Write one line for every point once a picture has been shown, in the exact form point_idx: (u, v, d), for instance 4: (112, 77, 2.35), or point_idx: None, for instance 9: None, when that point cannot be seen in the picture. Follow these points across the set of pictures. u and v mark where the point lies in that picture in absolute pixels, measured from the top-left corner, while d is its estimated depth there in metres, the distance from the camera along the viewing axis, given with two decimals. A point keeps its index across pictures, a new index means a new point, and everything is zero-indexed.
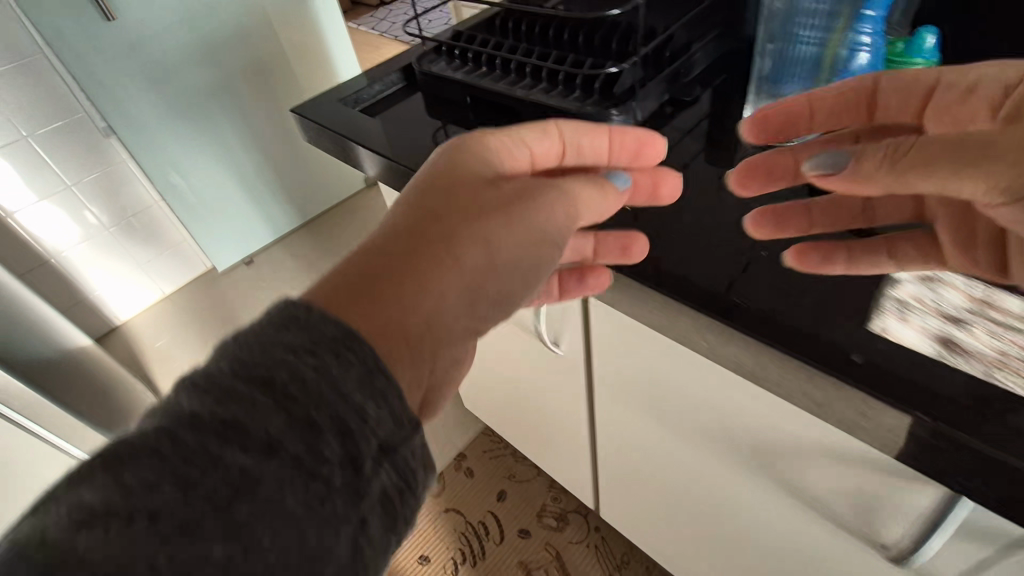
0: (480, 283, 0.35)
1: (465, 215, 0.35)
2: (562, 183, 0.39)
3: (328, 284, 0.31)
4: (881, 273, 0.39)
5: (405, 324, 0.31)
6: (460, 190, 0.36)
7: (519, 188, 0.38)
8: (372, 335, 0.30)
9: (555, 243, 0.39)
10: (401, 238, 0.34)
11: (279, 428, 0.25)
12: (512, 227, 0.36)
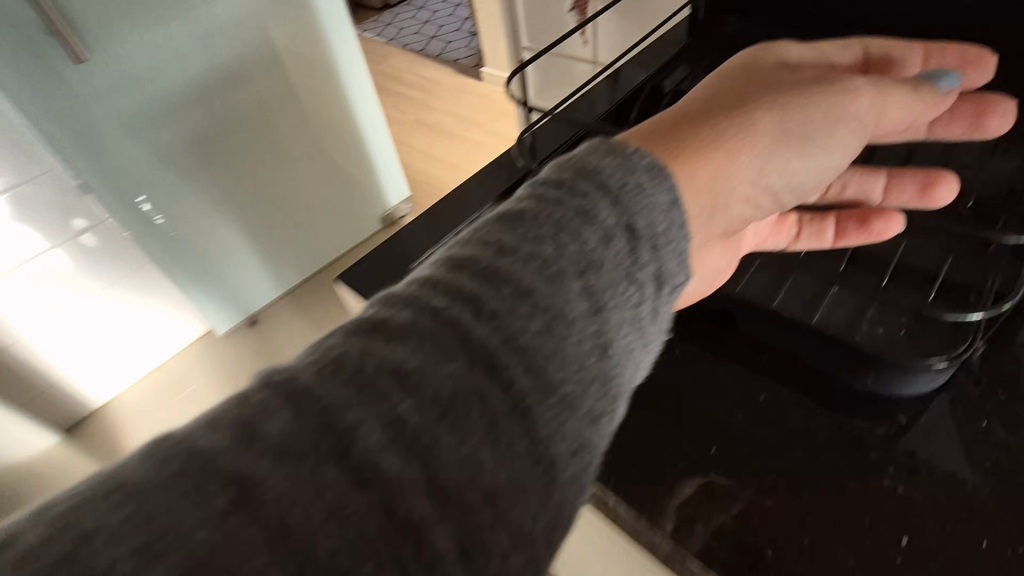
0: (789, 133, 0.43)
1: (779, 106, 0.44)
2: (883, 83, 0.45)
3: (671, 114, 0.46)
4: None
5: (736, 180, 0.43)
6: (751, 77, 0.47)
7: (829, 89, 0.44)
8: (713, 136, 0.43)
9: (851, 112, 0.44)
10: (765, 125, 0.43)
11: (607, 226, 0.35)
12: (803, 106, 0.44)
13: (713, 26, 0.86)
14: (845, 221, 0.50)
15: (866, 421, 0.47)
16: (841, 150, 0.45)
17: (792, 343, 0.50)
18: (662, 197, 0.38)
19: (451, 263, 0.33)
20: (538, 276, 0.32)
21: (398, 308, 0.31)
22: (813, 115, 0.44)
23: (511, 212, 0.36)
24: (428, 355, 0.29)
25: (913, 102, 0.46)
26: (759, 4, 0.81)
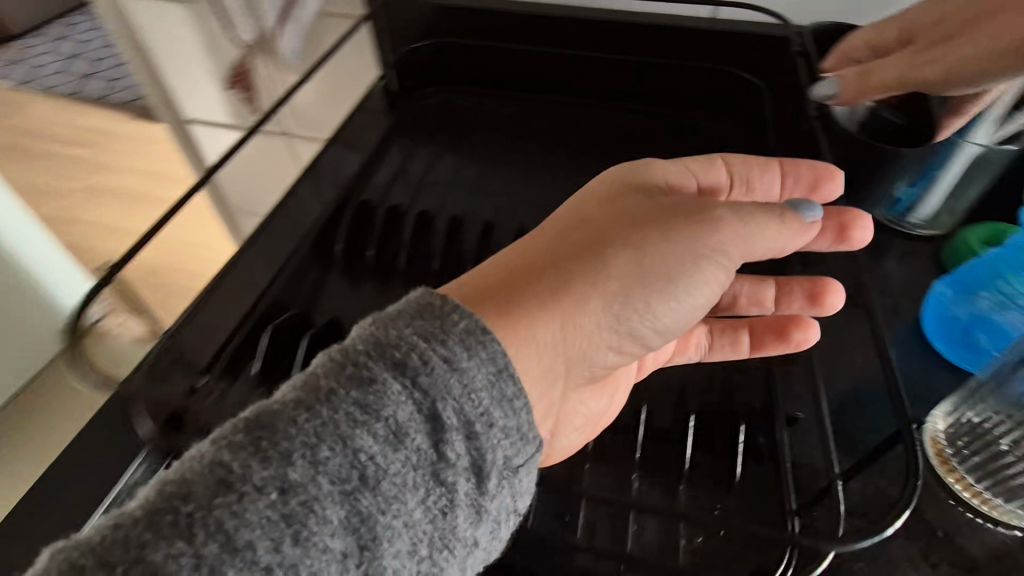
0: (623, 288, 0.37)
1: (619, 252, 0.37)
2: (727, 216, 0.38)
3: (511, 254, 0.38)
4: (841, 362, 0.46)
5: (580, 337, 0.37)
6: (622, 209, 0.39)
7: (671, 230, 0.37)
8: (553, 286, 0.36)
9: (711, 253, 0.38)
10: (610, 274, 0.36)
11: (402, 417, 0.29)
12: (656, 253, 0.37)
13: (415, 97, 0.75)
14: (759, 328, 0.46)
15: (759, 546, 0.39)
16: (702, 285, 0.39)
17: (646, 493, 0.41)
18: (476, 383, 0.31)
19: (204, 454, 0.27)
20: (281, 507, 0.25)
21: (132, 525, 0.24)
22: (654, 262, 0.37)
23: (285, 402, 0.28)
24: (218, 478, 0.26)
25: (772, 237, 0.38)
26: (466, 62, 0.73)
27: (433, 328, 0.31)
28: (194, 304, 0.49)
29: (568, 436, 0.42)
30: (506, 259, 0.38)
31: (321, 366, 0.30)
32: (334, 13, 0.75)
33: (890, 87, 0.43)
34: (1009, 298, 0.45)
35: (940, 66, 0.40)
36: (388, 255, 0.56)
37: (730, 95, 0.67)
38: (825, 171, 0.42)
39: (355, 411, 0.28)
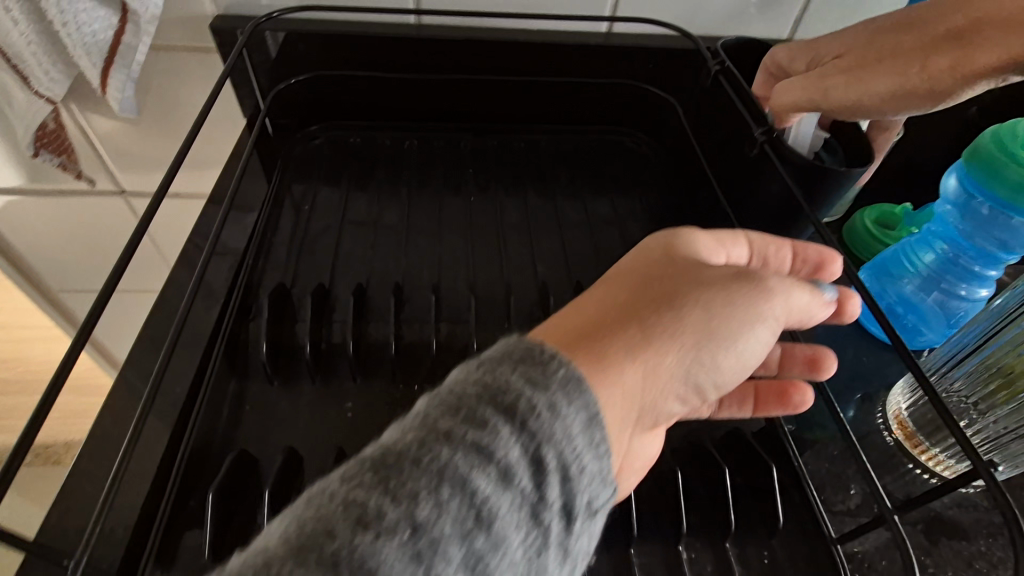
0: (687, 343, 0.33)
1: (692, 297, 0.33)
2: (777, 284, 0.35)
3: (599, 297, 0.34)
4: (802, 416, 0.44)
5: (655, 390, 0.32)
6: (681, 270, 0.35)
7: (729, 292, 0.34)
8: (640, 329, 0.32)
9: (766, 318, 0.34)
10: (683, 319, 0.33)
11: (514, 458, 0.25)
12: (724, 306, 0.33)
13: (297, 144, 0.64)
14: (762, 391, 0.41)
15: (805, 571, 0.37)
16: (755, 351, 0.35)
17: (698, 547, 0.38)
18: (576, 432, 0.27)
19: (335, 494, 0.24)
20: (411, 547, 0.22)
21: (277, 555, 0.22)
22: (718, 316, 0.33)
23: (406, 442, 0.25)
24: (353, 527, 0.22)
25: (805, 295, 0.36)
26: (356, 95, 0.64)
27: (535, 374, 0.27)
28: (157, 373, 0.38)
29: (628, 480, 0.35)
30: (584, 305, 0.34)
31: (438, 403, 0.27)
32: (174, 48, 0.60)
33: (803, 108, 0.44)
34: (931, 281, 0.50)
35: (857, 92, 0.40)
36: (322, 344, 0.47)
37: (634, 109, 0.67)
38: (829, 255, 0.41)
39: (468, 450, 0.25)
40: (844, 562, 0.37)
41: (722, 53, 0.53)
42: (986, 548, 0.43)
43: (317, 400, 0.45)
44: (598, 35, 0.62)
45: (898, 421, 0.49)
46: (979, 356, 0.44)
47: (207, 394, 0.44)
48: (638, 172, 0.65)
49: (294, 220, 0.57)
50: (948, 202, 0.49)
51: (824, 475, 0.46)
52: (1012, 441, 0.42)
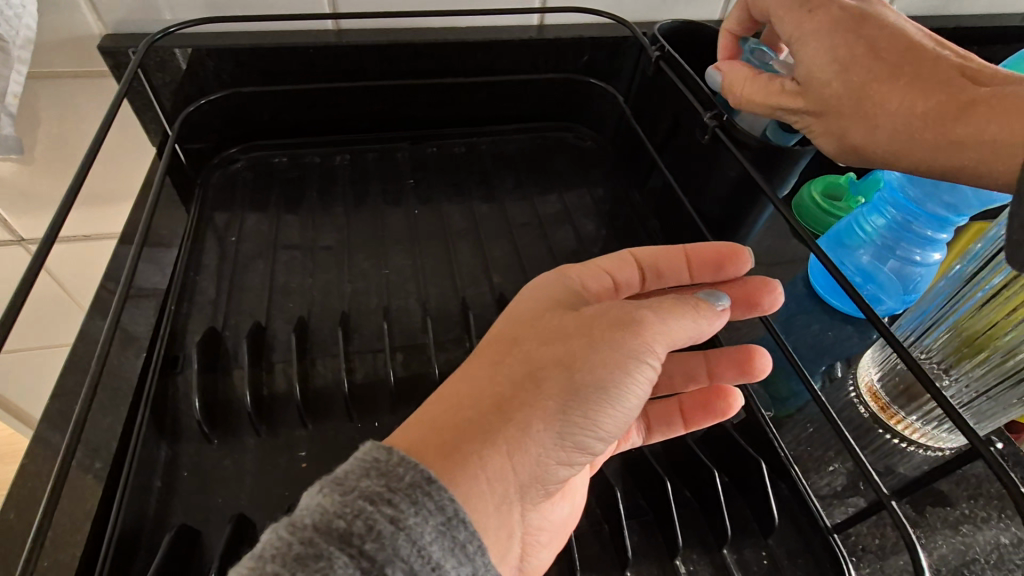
0: (559, 406, 0.30)
1: (552, 360, 0.30)
2: (655, 320, 0.32)
3: (458, 377, 0.31)
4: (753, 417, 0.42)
5: (528, 465, 0.29)
6: (546, 328, 0.32)
7: (598, 345, 0.31)
8: (500, 406, 0.29)
9: (648, 360, 0.32)
10: (546, 388, 0.30)
11: None
12: (587, 361, 0.30)
13: (215, 169, 0.59)
14: (687, 406, 0.40)
15: (795, 566, 0.36)
16: (642, 395, 0.32)
17: (690, 556, 0.36)
18: (428, 543, 0.24)
19: None
20: None
21: None
22: (585, 374, 0.30)
23: None
24: None
25: (693, 322, 0.33)
26: (276, 112, 0.59)
27: (377, 488, 0.24)
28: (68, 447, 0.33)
29: (539, 553, 0.33)
30: (444, 389, 0.31)
31: (274, 538, 0.23)
32: (58, 79, 0.53)
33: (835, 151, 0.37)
34: (885, 249, 0.51)
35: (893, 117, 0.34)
36: (263, 392, 0.42)
37: (574, 102, 0.65)
38: (727, 249, 0.39)
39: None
40: (844, 552, 0.36)
41: (661, 39, 0.51)
42: (966, 510, 0.43)
43: (263, 455, 0.40)
44: (530, 28, 0.59)
45: (872, 393, 0.49)
46: (948, 318, 0.45)
47: (133, 467, 0.38)
48: (584, 167, 0.63)
49: (221, 254, 0.52)
50: (896, 169, 0.49)
51: (806, 455, 0.45)
52: (988, 400, 0.43)
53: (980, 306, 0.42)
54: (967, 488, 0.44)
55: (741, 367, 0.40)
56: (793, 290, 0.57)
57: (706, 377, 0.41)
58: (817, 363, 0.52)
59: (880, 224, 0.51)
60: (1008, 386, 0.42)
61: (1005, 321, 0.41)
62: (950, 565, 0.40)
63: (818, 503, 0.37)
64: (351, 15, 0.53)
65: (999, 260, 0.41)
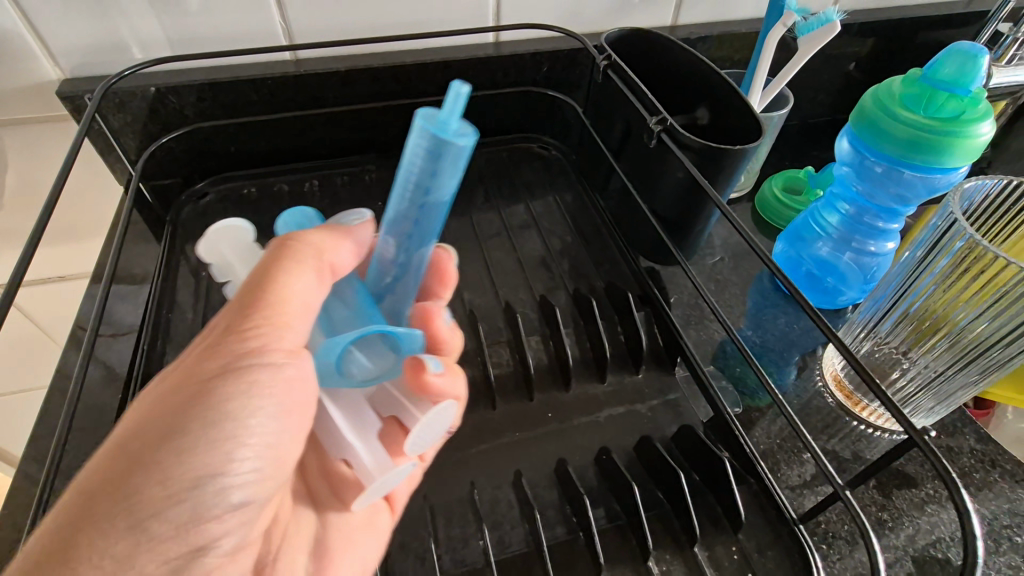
0: (200, 423, 0.29)
1: (169, 417, 0.29)
2: (269, 292, 0.31)
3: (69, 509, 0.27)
4: (714, 406, 0.45)
5: (151, 490, 0.28)
6: (174, 369, 0.31)
7: (202, 349, 0.31)
8: (115, 448, 0.29)
9: (257, 358, 0.31)
10: (165, 445, 0.28)
11: None
12: (208, 386, 0.30)
13: (184, 205, 0.59)
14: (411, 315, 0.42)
15: (761, 559, 0.38)
16: (272, 400, 0.31)
17: (658, 555, 0.37)
18: None
19: None
20: None
21: None
22: (184, 385, 0.30)
23: None
24: None
25: (311, 274, 0.33)
26: (242, 143, 0.60)
27: None
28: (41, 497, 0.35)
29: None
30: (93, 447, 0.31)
31: None
32: (21, 125, 0.53)
33: None
34: (839, 242, 0.53)
35: None
36: None
37: (537, 112, 0.66)
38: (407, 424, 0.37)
39: None
40: (808, 541, 0.37)
41: (608, 48, 0.53)
42: (930, 489, 0.44)
43: None
44: (487, 45, 0.60)
45: (837, 381, 0.51)
46: (900, 304, 0.47)
47: None
48: (550, 176, 0.65)
49: (194, 289, 0.53)
50: (844, 164, 0.51)
51: (778, 447, 0.46)
52: (939, 389, 0.46)
53: (930, 293, 0.44)
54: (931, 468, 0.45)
55: (417, 381, 0.36)
56: (759, 283, 0.59)
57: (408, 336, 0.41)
58: (788, 355, 0.54)
59: (834, 219, 0.53)
60: (962, 373, 0.43)
61: (959, 306, 0.42)
62: (917, 545, 0.42)
63: (781, 498, 0.39)
64: (307, 47, 0.53)
65: (946, 245, 0.41)
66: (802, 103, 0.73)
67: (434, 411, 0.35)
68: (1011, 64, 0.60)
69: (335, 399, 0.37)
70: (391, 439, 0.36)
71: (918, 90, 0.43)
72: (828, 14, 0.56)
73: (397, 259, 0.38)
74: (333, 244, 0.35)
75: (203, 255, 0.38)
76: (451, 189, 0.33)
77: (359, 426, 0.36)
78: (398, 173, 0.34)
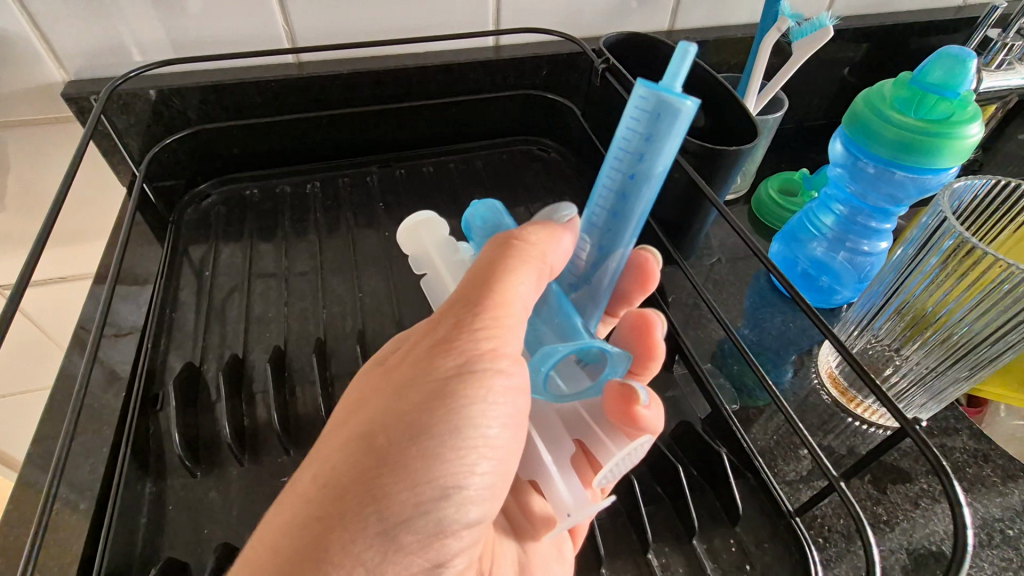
0: (432, 429, 0.29)
1: (398, 420, 0.29)
2: (494, 292, 0.30)
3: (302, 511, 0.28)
4: (711, 402, 0.45)
5: (398, 493, 0.28)
6: (393, 371, 0.31)
7: (429, 348, 0.30)
8: (360, 442, 0.29)
9: (490, 362, 0.30)
10: (399, 450, 0.28)
11: None
12: (441, 389, 0.29)
13: (187, 206, 0.60)
14: (623, 332, 0.42)
15: (759, 552, 0.38)
16: (502, 408, 0.30)
17: (658, 549, 0.38)
18: None
19: None
20: None
21: None
22: (420, 385, 0.29)
23: None
24: None
25: (532, 277, 0.32)
26: (245, 145, 0.60)
27: None
28: (47, 492, 0.35)
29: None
30: (327, 430, 0.32)
31: None
32: (25, 126, 0.54)
33: None
34: (834, 242, 0.54)
35: None
36: (243, 423, 0.44)
37: (537, 115, 0.67)
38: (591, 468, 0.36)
39: None
40: (805, 533, 0.38)
41: (606, 52, 0.54)
42: (925, 484, 0.45)
43: (248, 484, 0.42)
44: (487, 49, 0.61)
45: (832, 378, 0.51)
46: (892, 301, 0.48)
47: (117, 505, 0.40)
48: (551, 179, 0.66)
49: (198, 290, 0.54)
50: (838, 165, 0.52)
51: (775, 444, 0.47)
52: (933, 384, 0.47)
53: (923, 290, 0.45)
54: (923, 464, 0.46)
55: (627, 412, 0.33)
56: (755, 284, 0.60)
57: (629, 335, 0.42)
58: (784, 354, 0.54)
59: (829, 220, 0.54)
60: (954, 367, 0.44)
61: (950, 303, 0.43)
62: (911, 539, 0.42)
63: (777, 492, 0.39)
64: (310, 50, 0.54)
65: (935, 244, 0.42)
66: (798, 107, 0.74)
67: (631, 446, 0.32)
68: (1001, 69, 0.61)
69: (538, 421, 0.36)
70: (580, 467, 0.36)
71: (908, 93, 0.44)
72: (821, 19, 0.57)
73: (601, 254, 0.38)
74: (546, 241, 0.33)
75: (405, 247, 0.42)
76: (665, 160, 0.33)
77: (556, 454, 0.35)
78: (612, 152, 0.35)
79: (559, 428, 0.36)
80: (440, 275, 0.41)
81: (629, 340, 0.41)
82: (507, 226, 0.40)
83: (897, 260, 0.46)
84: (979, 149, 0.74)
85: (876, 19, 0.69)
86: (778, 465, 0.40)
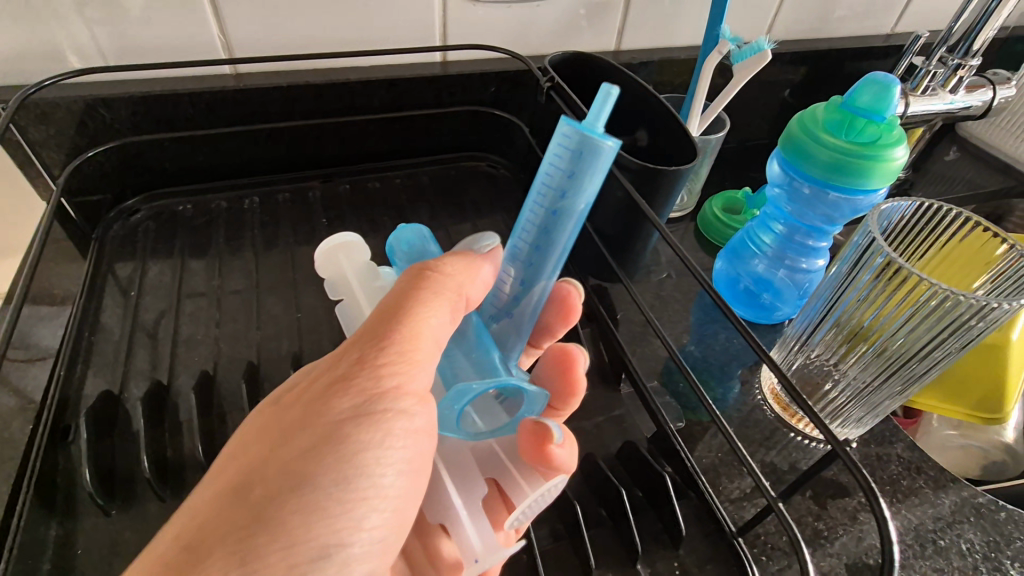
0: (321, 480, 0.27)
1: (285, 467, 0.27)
2: (401, 328, 0.29)
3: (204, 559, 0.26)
4: (654, 420, 0.45)
5: (275, 554, 0.26)
6: (288, 410, 0.30)
7: (327, 385, 0.29)
8: (242, 489, 0.27)
9: (391, 403, 0.29)
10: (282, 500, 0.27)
11: None
12: (334, 433, 0.28)
13: (113, 222, 0.57)
14: (546, 366, 0.41)
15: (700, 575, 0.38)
16: (400, 452, 0.29)
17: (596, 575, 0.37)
18: None
19: None
20: None
21: None
22: (311, 429, 0.28)
23: None
24: None
25: (444, 311, 0.31)
26: (177, 158, 0.57)
27: None
28: None
29: None
30: (208, 472, 0.30)
31: None
32: None
33: None
34: (773, 261, 0.55)
35: None
36: (165, 455, 0.41)
37: (486, 132, 0.66)
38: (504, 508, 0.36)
39: None
40: (748, 554, 0.38)
41: (550, 70, 0.54)
42: (859, 497, 0.46)
43: (168, 521, 0.39)
44: (433, 65, 0.60)
45: (774, 394, 0.52)
46: (830, 316, 0.49)
47: (14, 551, 0.36)
48: (499, 196, 0.65)
49: (121, 311, 0.50)
50: (775, 186, 0.53)
51: (719, 461, 0.47)
52: (867, 399, 0.48)
53: (857, 304, 0.46)
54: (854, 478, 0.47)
55: (539, 451, 0.33)
56: (700, 301, 0.60)
57: (551, 370, 0.40)
58: (728, 370, 0.55)
59: (767, 239, 0.55)
60: (888, 382, 0.46)
61: (883, 319, 0.45)
62: (850, 553, 0.43)
63: (719, 512, 0.39)
64: (246, 61, 0.52)
65: (868, 261, 0.43)
66: (739, 128, 0.77)
67: (548, 485, 0.32)
68: (926, 94, 0.64)
69: (447, 458, 0.34)
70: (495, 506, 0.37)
71: (839, 116, 0.45)
72: (759, 43, 0.58)
73: (523, 287, 0.37)
74: (463, 274, 0.32)
75: (322, 270, 0.40)
76: (587, 198, 0.33)
77: (465, 495, 0.33)
78: (533, 192, 0.35)
79: (472, 467, 0.34)
80: (358, 304, 0.39)
81: (552, 376, 0.40)
82: (433, 252, 0.40)
83: (831, 275, 0.48)
84: (909, 168, 0.77)
85: (811, 46, 0.72)
86: (714, 486, 0.40)
